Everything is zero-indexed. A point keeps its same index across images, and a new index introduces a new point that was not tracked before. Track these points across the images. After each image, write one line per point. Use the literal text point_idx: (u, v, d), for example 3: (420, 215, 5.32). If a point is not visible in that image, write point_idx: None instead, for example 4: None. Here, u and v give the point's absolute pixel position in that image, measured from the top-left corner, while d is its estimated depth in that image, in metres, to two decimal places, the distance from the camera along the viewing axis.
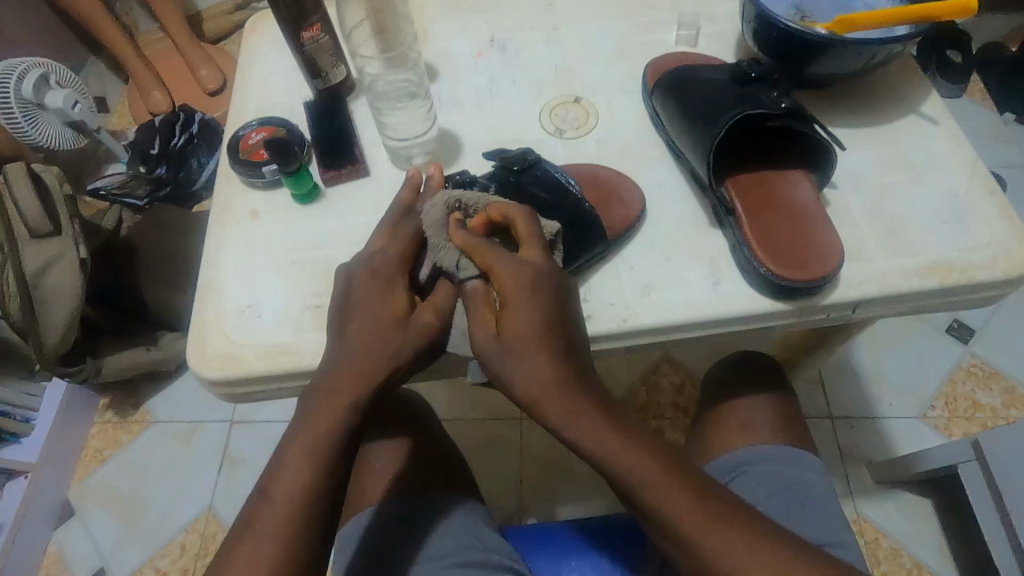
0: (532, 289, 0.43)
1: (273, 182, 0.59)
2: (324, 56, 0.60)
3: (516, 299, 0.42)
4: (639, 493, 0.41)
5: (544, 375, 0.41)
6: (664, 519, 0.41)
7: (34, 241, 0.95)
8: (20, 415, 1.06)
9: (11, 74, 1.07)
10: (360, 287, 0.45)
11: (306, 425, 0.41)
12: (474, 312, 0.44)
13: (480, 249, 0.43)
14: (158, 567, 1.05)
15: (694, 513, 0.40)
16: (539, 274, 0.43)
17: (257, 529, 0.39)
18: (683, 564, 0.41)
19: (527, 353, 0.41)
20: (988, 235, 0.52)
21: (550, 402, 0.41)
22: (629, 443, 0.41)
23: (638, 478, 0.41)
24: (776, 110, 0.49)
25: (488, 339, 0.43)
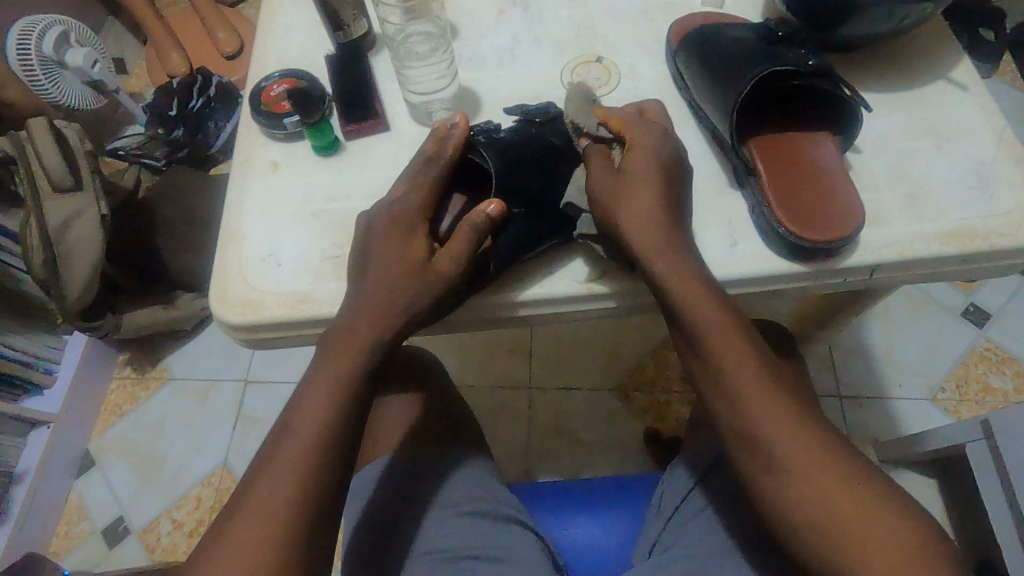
0: (658, 142, 0.50)
1: (294, 135, 0.59)
2: (345, 9, 0.61)
3: (647, 142, 0.49)
4: (701, 331, 0.45)
5: (644, 213, 0.47)
6: (717, 356, 0.44)
7: (56, 196, 0.95)
8: (42, 367, 1.09)
9: (32, 31, 1.07)
10: (381, 233, 0.46)
11: (331, 359, 0.43)
12: (596, 158, 0.51)
13: (620, 114, 0.52)
14: (174, 518, 1.08)
15: (745, 360, 0.43)
16: (668, 134, 0.51)
17: (279, 460, 0.41)
18: (717, 412, 0.44)
19: (637, 187, 0.47)
20: (1013, 203, 0.51)
21: (647, 236, 0.46)
22: (706, 292, 0.46)
23: (705, 315, 0.45)
24: (801, 69, 0.49)
25: (607, 176, 0.49)
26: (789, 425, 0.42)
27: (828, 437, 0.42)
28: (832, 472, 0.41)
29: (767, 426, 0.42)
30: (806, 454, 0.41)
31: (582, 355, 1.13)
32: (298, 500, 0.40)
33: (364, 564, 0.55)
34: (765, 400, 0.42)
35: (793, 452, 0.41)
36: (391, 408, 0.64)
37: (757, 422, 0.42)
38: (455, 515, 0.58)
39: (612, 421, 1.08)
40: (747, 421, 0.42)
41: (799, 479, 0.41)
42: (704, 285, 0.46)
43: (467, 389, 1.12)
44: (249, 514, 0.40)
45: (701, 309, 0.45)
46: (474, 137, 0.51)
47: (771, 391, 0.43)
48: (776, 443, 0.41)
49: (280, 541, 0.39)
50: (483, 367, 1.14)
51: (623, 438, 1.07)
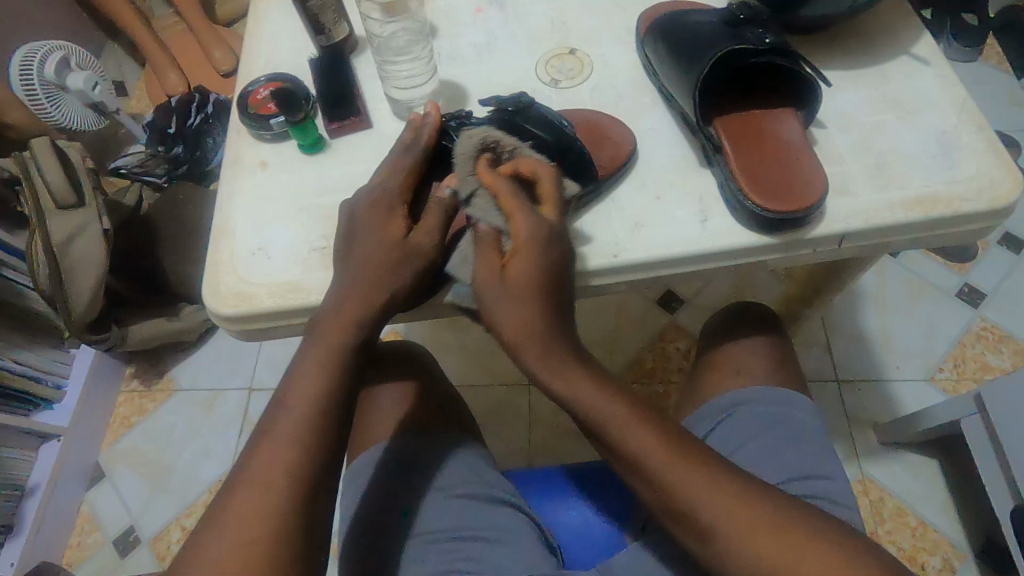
0: (545, 245, 0.47)
1: (282, 135, 0.62)
2: (326, 12, 0.63)
3: (528, 252, 0.46)
4: (606, 432, 0.46)
5: (530, 323, 0.46)
6: (629, 450, 0.45)
7: (60, 212, 0.98)
8: (51, 380, 1.12)
9: (33, 58, 1.11)
10: (363, 215, 0.49)
11: (317, 341, 0.46)
12: (482, 254, 0.48)
13: (505, 195, 0.48)
14: (184, 526, 1.10)
15: (652, 444, 0.44)
16: (552, 234, 0.48)
17: (275, 431, 0.43)
18: (651, 501, 0.45)
19: (518, 298, 0.46)
20: (976, 168, 0.53)
21: (530, 348, 0.47)
22: (597, 390, 0.47)
23: (604, 412, 0.46)
24: (760, 47, 0.51)
25: (489, 280, 0.47)
26: (713, 492, 0.42)
27: (756, 495, 0.42)
28: (766, 527, 0.41)
29: (693, 503, 0.42)
30: (734, 524, 0.41)
31: None
32: (298, 469, 0.42)
33: (364, 551, 0.56)
34: (683, 482, 0.43)
35: (726, 524, 0.41)
36: (384, 400, 0.66)
37: (682, 500, 0.43)
38: (449, 498, 0.59)
39: None
40: (674, 504, 0.43)
41: (731, 548, 0.41)
42: (596, 386, 0.47)
43: (467, 388, 1.14)
44: (250, 485, 0.41)
45: (602, 414, 0.46)
46: (448, 125, 0.53)
47: (690, 468, 0.44)
48: (708, 520, 0.42)
49: (279, 509, 0.41)
50: (482, 364, 1.15)
51: None
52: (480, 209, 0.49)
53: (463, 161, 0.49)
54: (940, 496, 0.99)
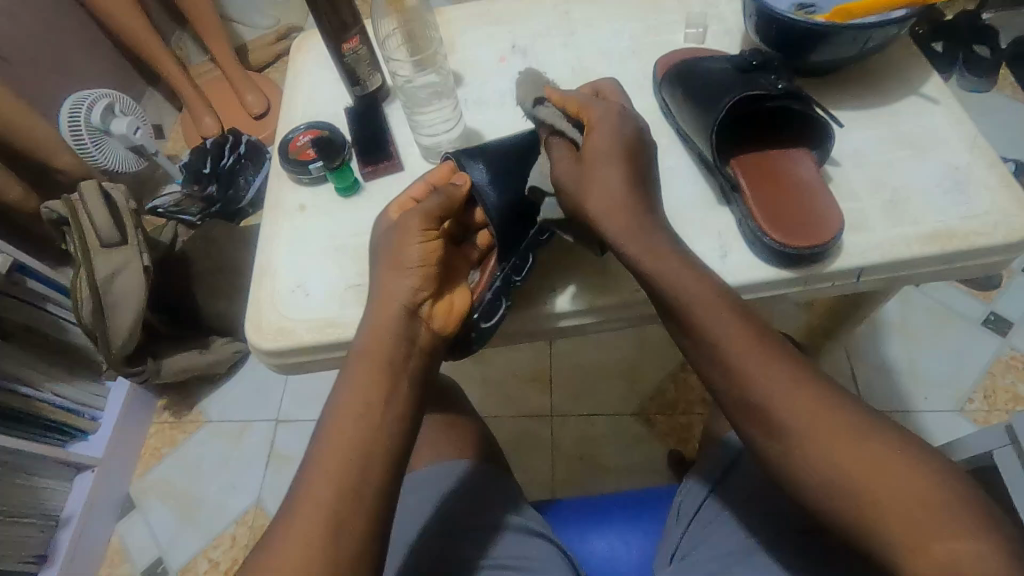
0: (617, 122, 0.53)
1: (319, 179, 0.66)
2: (361, 66, 0.67)
3: (604, 125, 0.53)
4: (690, 313, 0.48)
5: (613, 195, 0.51)
6: (711, 336, 0.47)
7: (104, 251, 1.03)
8: (87, 413, 1.16)
9: (83, 104, 1.21)
10: (382, 224, 0.54)
11: (355, 368, 0.48)
12: (558, 150, 0.54)
13: (574, 101, 0.55)
14: (211, 558, 1.11)
15: (734, 330, 0.46)
16: (625, 114, 0.54)
17: (319, 459, 0.44)
18: (730, 393, 0.46)
19: (601, 169, 0.51)
20: (990, 203, 0.54)
21: (616, 219, 0.50)
22: (683, 267, 0.49)
23: (689, 294, 0.48)
24: (773, 92, 0.54)
25: (569, 164, 0.53)
26: (788, 391, 0.44)
27: (826, 392, 0.44)
28: (835, 432, 0.42)
29: (761, 392, 0.44)
30: (812, 422, 0.42)
31: (601, 381, 1.16)
32: (342, 482, 0.43)
33: None
34: (757, 368, 0.45)
35: (800, 412, 0.43)
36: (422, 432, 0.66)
37: (752, 391, 0.45)
38: (514, 534, 0.58)
39: (634, 445, 1.09)
40: (756, 395, 0.44)
41: (802, 435, 0.42)
42: (680, 262, 0.50)
43: (491, 420, 1.15)
44: (302, 515, 0.42)
45: (684, 294, 0.48)
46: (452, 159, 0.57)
47: (766, 358, 0.45)
48: (783, 414, 0.43)
49: (328, 517, 0.42)
50: (506, 397, 1.16)
51: (646, 463, 1.07)
52: (549, 116, 0.57)
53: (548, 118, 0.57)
54: None
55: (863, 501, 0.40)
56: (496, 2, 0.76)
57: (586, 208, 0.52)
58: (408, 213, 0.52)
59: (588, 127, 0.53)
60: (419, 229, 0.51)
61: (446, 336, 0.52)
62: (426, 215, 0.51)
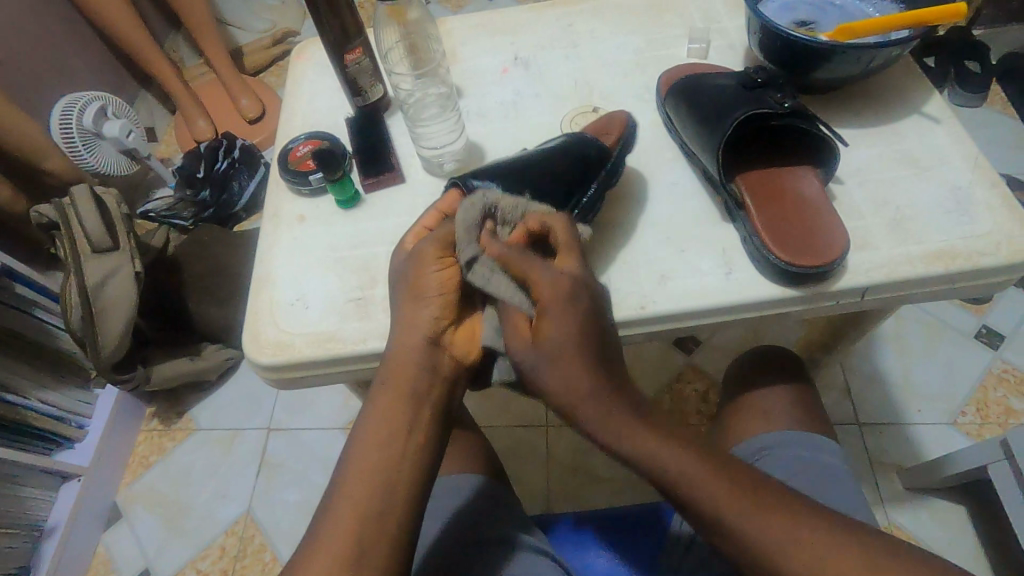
0: (570, 301, 0.47)
1: (319, 190, 0.65)
2: (364, 76, 0.67)
3: (555, 311, 0.46)
4: (672, 487, 0.44)
5: (575, 385, 0.45)
6: (699, 502, 0.43)
7: (95, 257, 1.01)
8: (75, 420, 1.14)
9: (73, 108, 1.18)
10: (398, 258, 0.53)
11: (382, 388, 0.48)
12: (511, 324, 0.49)
13: (534, 221, 0.51)
14: (199, 568, 1.09)
15: (718, 493, 0.43)
16: (574, 284, 0.47)
17: (347, 479, 0.44)
18: (739, 559, 0.43)
19: (561, 363, 0.46)
20: (992, 223, 0.54)
21: (585, 406, 0.45)
22: (655, 437, 0.45)
23: (665, 466, 0.44)
24: (779, 110, 0.54)
25: (524, 346, 0.47)
26: (795, 536, 0.41)
27: (850, 547, 0.40)
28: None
29: (784, 565, 0.40)
30: (831, 573, 0.39)
31: None
32: (370, 505, 0.43)
33: None
34: (766, 538, 0.41)
35: (831, 574, 0.39)
36: None
37: (780, 570, 0.40)
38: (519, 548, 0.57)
39: None
40: (761, 551, 0.41)
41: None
42: (665, 441, 0.45)
43: (486, 429, 1.14)
44: (329, 532, 0.42)
45: (684, 483, 0.44)
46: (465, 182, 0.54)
47: (757, 510, 0.42)
48: (800, 575, 0.40)
49: (353, 536, 0.42)
50: (501, 407, 1.15)
51: (642, 474, 1.07)
52: (489, 277, 0.49)
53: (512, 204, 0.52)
54: (972, 545, 0.96)
55: None
56: (498, 13, 0.76)
57: (553, 404, 0.47)
58: (423, 239, 0.51)
59: (540, 304, 0.47)
60: (445, 258, 0.50)
61: (472, 364, 0.51)
62: (441, 242, 0.50)
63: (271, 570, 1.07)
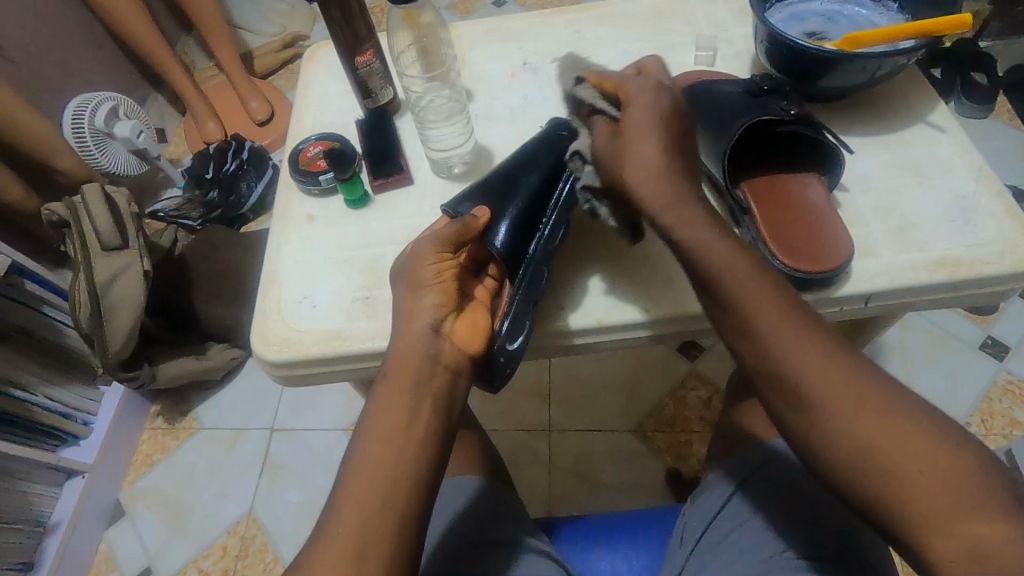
0: (655, 94, 0.53)
1: (329, 190, 0.66)
2: (374, 79, 0.68)
3: (641, 99, 0.53)
4: (717, 279, 0.47)
5: (647, 159, 0.51)
6: (738, 299, 0.45)
7: (104, 255, 1.02)
8: (79, 417, 1.14)
9: (86, 107, 1.20)
10: (402, 261, 0.53)
11: (385, 385, 0.48)
12: (599, 130, 0.56)
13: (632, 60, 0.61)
14: (201, 568, 1.09)
15: (761, 300, 0.45)
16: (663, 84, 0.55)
17: (349, 480, 0.44)
18: (750, 357, 0.45)
19: (642, 138, 0.51)
20: (996, 233, 0.55)
21: (651, 184, 0.50)
22: (715, 237, 0.48)
23: (715, 262, 0.47)
24: (785, 117, 0.54)
25: (608, 141, 0.55)
26: (814, 353, 0.42)
27: (862, 366, 0.41)
28: (859, 400, 0.40)
29: (794, 362, 0.42)
30: (831, 389, 0.41)
31: (602, 396, 1.15)
32: (372, 504, 0.43)
33: None
34: (783, 334, 0.43)
35: (836, 393, 0.41)
36: None
37: (782, 361, 0.43)
38: (528, 553, 0.57)
39: (633, 461, 1.09)
40: (776, 354, 0.43)
41: (827, 405, 0.41)
42: (712, 237, 0.48)
43: (490, 431, 1.14)
44: (332, 534, 0.42)
45: (719, 262, 0.47)
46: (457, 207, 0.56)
47: (793, 322, 0.44)
48: (803, 382, 0.42)
49: (356, 532, 0.42)
50: (505, 409, 1.16)
51: (644, 479, 1.07)
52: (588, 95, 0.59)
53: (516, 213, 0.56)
54: None
55: (876, 477, 0.38)
56: (508, 19, 0.77)
57: (622, 179, 0.52)
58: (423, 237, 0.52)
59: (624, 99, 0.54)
60: (445, 252, 0.51)
61: (473, 355, 0.51)
62: (440, 240, 0.51)
63: (271, 570, 1.07)
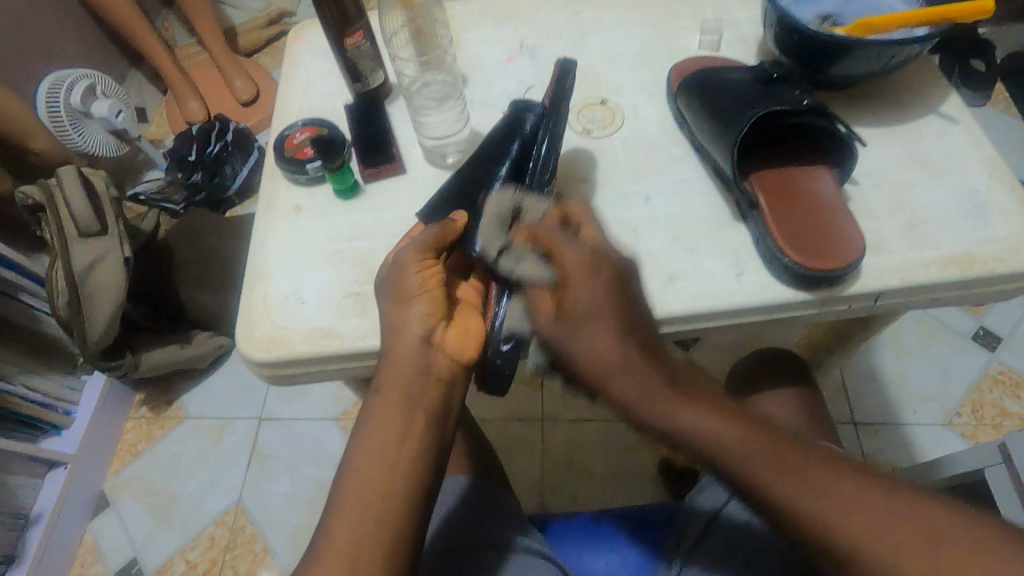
0: (594, 271, 0.48)
1: (316, 178, 0.63)
2: (364, 62, 0.65)
3: (579, 282, 0.47)
4: (709, 457, 0.43)
5: (604, 352, 0.46)
6: (740, 474, 0.41)
7: (82, 240, 0.98)
8: (61, 408, 1.11)
9: (61, 85, 1.14)
10: (381, 272, 0.51)
11: (376, 398, 0.46)
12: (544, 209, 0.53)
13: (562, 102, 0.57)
14: (188, 559, 1.07)
15: (759, 459, 0.41)
16: (600, 251, 0.49)
17: (342, 497, 0.43)
18: (779, 525, 0.40)
19: (587, 325, 0.47)
20: (1009, 229, 0.53)
21: (612, 373, 0.46)
22: (682, 402, 0.45)
23: (703, 434, 0.43)
24: (798, 108, 0.52)
25: (549, 312, 0.49)
26: (829, 492, 0.38)
27: (879, 489, 0.38)
28: (897, 527, 0.36)
29: (818, 516, 0.38)
30: (866, 529, 0.36)
31: None
32: (366, 520, 0.42)
33: None
34: (790, 493, 0.39)
35: (870, 528, 0.36)
36: None
37: (807, 527, 0.38)
38: (525, 555, 0.56)
39: (627, 453, 1.08)
40: (802, 515, 0.38)
41: (870, 563, 0.36)
42: (693, 406, 0.44)
43: (482, 422, 1.12)
44: (325, 552, 0.41)
45: (707, 444, 0.43)
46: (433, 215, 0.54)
47: (795, 470, 0.40)
48: (838, 533, 0.37)
49: (352, 551, 0.41)
50: (497, 401, 1.14)
51: (637, 470, 1.06)
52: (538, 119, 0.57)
53: (495, 209, 0.53)
54: None
55: None
56: None
57: (578, 362, 0.47)
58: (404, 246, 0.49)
59: (562, 278, 0.48)
60: (425, 263, 0.49)
61: (468, 361, 0.49)
62: (420, 246, 0.49)
63: (261, 561, 1.06)
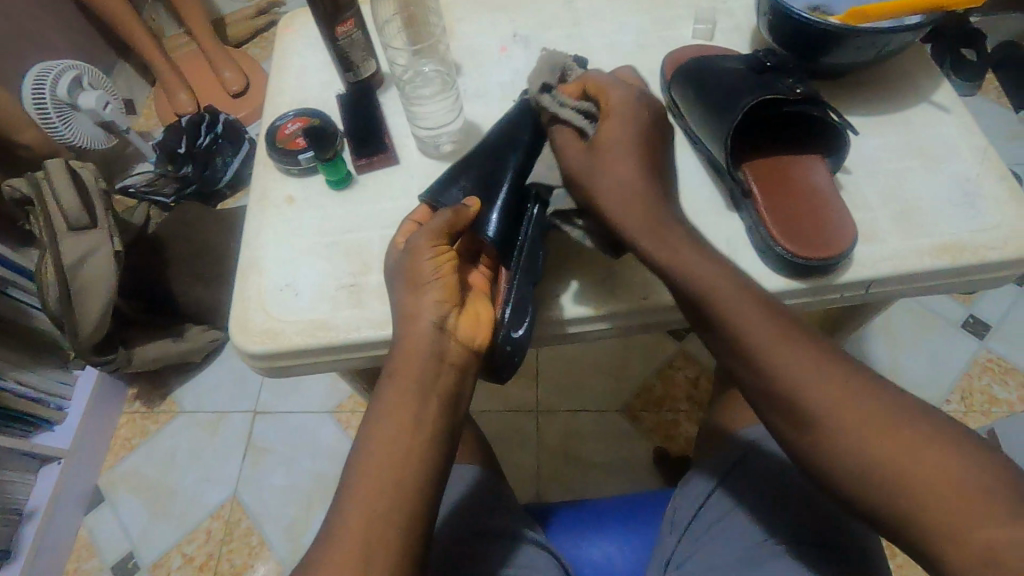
0: (631, 122, 0.52)
1: (309, 170, 0.62)
2: (356, 50, 0.64)
3: (617, 124, 0.52)
4: (707, 302, 0.46)
5: (626, 185, 0.50)
6: (736, 325, 0.45)
7: (72, 234, 0.97)
8: (53, 403, 1.10)
9: (47, 76, 1.12)
10: (394, 258, 0.50)
11: (389, 385, 0.46)
12: (567, 143, 0.54)
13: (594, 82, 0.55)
14: (185, 553, 1.07)
15: (756, 321, 0.44)
16: (641, 107, 0.54)
17: (353, 485, 0.43)
18: (753, 382, 0.44)
19: (614, 163, 0.51)
20: (999, 217, 0.53)
21: (627, 213, 0.50)
22: (694, 252, 0.48)
23: (706, 283, 0.46)
24: (792, 96, 0.52)
25: (580, 153, 0.53)
26: (809, 367, 0.42)
27: (858, 380, 0.41)
28: (866, 419, 0.39)
29: (793, 383, 0.42)
30: (836, 408, 0.40)
31: (591, 377, 1.14)
32: (377, 507, 0.42)
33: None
34: (777, 355, 0.43)
35: (838, 406, 0.40)
36: None
37: (781, 379, 0.42)
38: (523, 544, 0.56)
39: (623, 443, 1.08)
40: (779, 377, 0.42)
41: (827, 416, 0.40)
42: (701, 259, 0.48)
43: (478, 414, 1.13)
44: (336, 541, 0.41)
45: (709, 282, 0.46)
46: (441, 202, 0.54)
47: (786, 337, 0.43)
48: (809, 401, 0.41)
49: (363, 539, 0.41)
50: (493, 392, 1.14)
51: (632, 460, 1.07)
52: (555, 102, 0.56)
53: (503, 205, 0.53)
54: None
55: (902, 483, 0.37)
56: None
57: (596, 195, 0.51)
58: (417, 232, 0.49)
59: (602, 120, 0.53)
60: (440, 247, 0.48)
61: (479, 348, 0.49)
62: (434, 232, 0.48)
63: (258, 553, 1.06)
